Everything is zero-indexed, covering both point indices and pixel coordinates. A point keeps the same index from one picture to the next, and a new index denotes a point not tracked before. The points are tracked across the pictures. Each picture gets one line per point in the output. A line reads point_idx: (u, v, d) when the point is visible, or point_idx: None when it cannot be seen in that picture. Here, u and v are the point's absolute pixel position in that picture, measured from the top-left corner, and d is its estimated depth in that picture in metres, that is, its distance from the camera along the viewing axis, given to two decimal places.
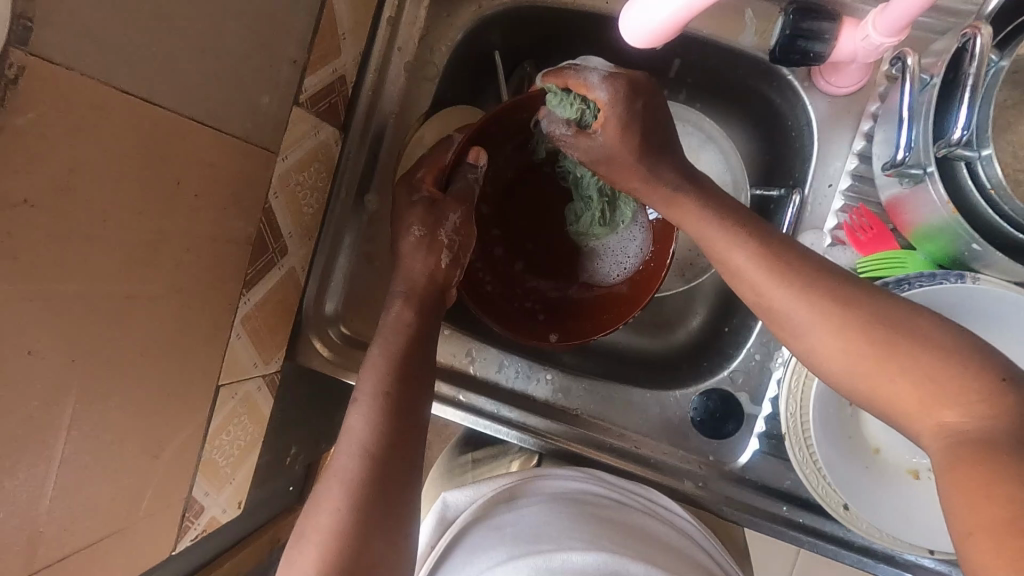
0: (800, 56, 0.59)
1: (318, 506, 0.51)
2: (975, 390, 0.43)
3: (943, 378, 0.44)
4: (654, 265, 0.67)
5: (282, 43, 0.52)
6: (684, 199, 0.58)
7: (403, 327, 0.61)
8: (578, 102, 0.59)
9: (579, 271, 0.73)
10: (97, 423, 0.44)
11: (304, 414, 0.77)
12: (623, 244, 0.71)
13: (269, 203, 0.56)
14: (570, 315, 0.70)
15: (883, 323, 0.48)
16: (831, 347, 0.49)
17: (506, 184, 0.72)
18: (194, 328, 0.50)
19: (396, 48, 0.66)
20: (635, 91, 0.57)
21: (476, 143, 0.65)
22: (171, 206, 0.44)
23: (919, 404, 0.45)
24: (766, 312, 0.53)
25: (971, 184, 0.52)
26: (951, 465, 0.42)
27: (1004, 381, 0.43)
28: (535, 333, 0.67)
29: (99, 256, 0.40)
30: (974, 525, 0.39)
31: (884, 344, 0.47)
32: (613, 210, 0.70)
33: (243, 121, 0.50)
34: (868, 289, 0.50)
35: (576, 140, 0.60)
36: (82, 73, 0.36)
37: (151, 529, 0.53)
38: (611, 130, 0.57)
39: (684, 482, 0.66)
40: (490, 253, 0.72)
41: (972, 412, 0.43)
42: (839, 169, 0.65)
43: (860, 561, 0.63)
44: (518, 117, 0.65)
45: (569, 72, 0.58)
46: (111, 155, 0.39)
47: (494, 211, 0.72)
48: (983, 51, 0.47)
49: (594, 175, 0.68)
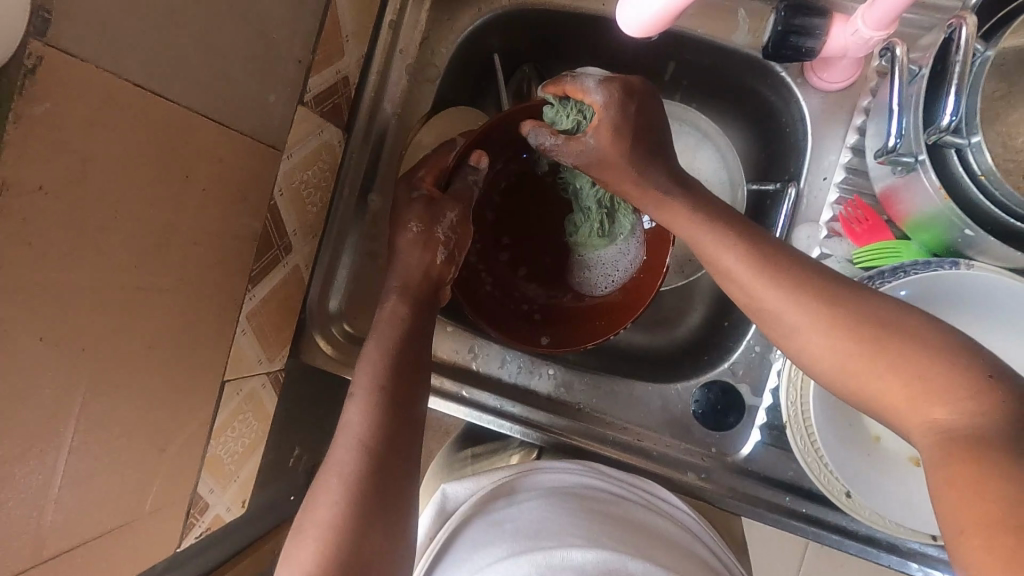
0: (792, 51, 0.61)
1: (317, 498, 0.51)
2: (965, 385, 0.43)
3: (933, 373, 0.44)
4: (646, 278, 0.67)
5: (288, 42, 0.54)
6: (675, 201, 0.58)
7: (397, 319, 0.62)
8: (574, 113, 0.60)
9: (577, 278, 0.73)
10: (106, 413, 0.44)
11: (309, 414, 0.77)
12: (616, 258, 0.71)
13: (275, 200, 0.57)
14: (566, 320, 0.71)
15: (869, 320, 0.48)
16: (823, 347, 0.49)
17: (509, 189, 0.73)
18: (202, 321, 0.51)
19: (398, 51, 0.68)
20: (630, 92, 0.57)
21: (479, 146, 0.66)
22: (180, 198, 0.45)
23: (910, 403, 0.45)
24: (759, 313, 0.53)
25: (962, 170, 0.53)
26: (944, 463, 0.42)
27: (990, 377, 0.43)
28: (526, 336, 0.68)
29: (110, 246, 0.41)
30: (968, 524, 0.40)
31: (874, 340, 0.47)
32: (612, 221, 0.70)
33: (250, 118, 0.51)
34: (854, 287, 0.51)
35: (568, 147, 0.59)
36: (97, 65, 0.37)
37: (158, 524, 0.54)
38: (603, 133, 0.57)
39: (687, 474, 0.67)
40: (497, 255, 0.73)
41: (963, 409, 0.43)
42: (833, 163, 0.66)
43: (864, 550, 0.63)
44: (523, 122, 0.66)
45: (567, 79, 0.59)
46: (122, 147, 0.40)
47: (499, 217, 0.73)
48: (968, 41, 0.49)
49: (593, 186, 0.68)
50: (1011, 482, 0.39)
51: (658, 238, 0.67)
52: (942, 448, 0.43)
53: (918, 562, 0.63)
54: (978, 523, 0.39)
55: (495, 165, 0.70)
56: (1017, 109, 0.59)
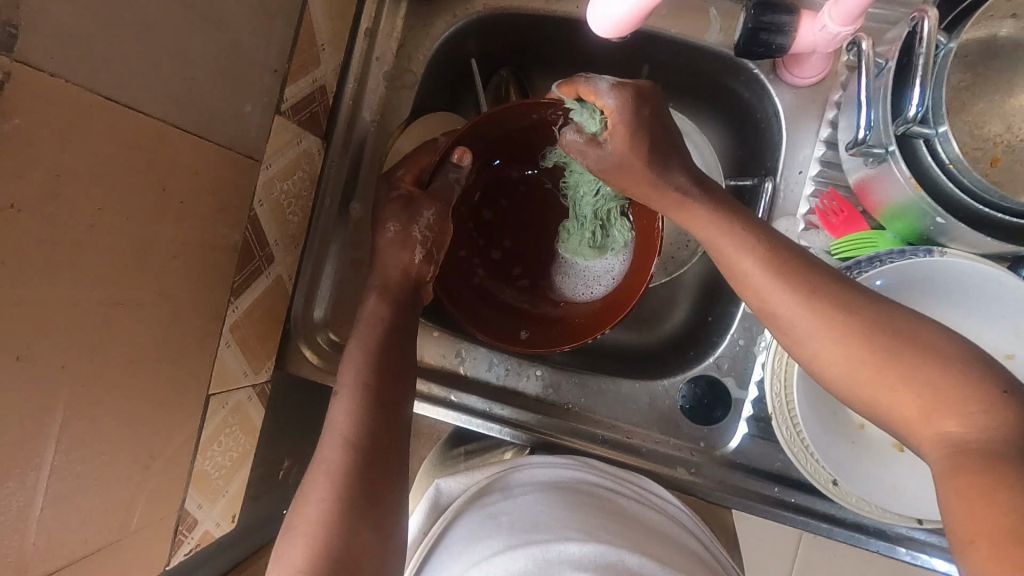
0: (763, 48, 0.61)
1: (306, 494, 0.51)
2: (977, 401, 0.44)
3: (942, 385, 0.46)
4: (625, 288, 0.66)
5: (261, 51, 0.53)
6: (694, 202, 0.57)
7: (378, 319, 0.62)
8: (597, 115, 0.58)
9: (560, 282, 0.72)
10: (88, 431, 0.43)
11: (297, 425, 0.77)
12: (598, 271, 0.70)
13: (255, 211, 0.57)
14: (551, 324, 0.70)
15: (880, 327, 0.49)
16: (831, 350, 0.50)
17: (500, 191, 0.73)
18: (183, 335, 0.51)
19: (374, 58, 0.69)
20: (641, 98, 0.56)
21: (461, 144, 0.65)
22: (158, 212, 0.45)
23: (919, 414, 0.46)
24: (771, 319, 0.53)
25: (931, 160, 0.54)
26: (952, 473, 0.44)
27: (1004, 394, 0.44)
28: (508, 331, 0.68)
29: (87, 261, 0.40)
30: (976, 532, 0.41)
31: (887, 351, 0.48)
32: (605, 233, 0.69)
33: (226, 129, 0.51)
34: (845, 286, 0.52)
35: (586, 149, 0.58)
36: (67, 80, 0.37)
37: (146, 541, 0.53)
38: (620, 139, 0.56)
39: (677, 469, 0.67)
40: (490, 253, 0.74)
41: (972, 423, 0.44)
42: (808, 157, 0.67)
43: (853, 537, 0.64)
44: (512, 119, 0.65)
45: (580, 79, 0.57)
46: (95, 162, 0.39)
47: (497, 218, 0.74)
48: (930, 34, 0.50)
49: (594, 194, 0.67)
50: (1009, 486, 0.41)
51: (647, 226, 0.65)
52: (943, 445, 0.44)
53: (906, 546, 0.64)
54: (982, 531, 0.40)
55: (480, 167, 0.70)
56: (981, 99, 0.61)
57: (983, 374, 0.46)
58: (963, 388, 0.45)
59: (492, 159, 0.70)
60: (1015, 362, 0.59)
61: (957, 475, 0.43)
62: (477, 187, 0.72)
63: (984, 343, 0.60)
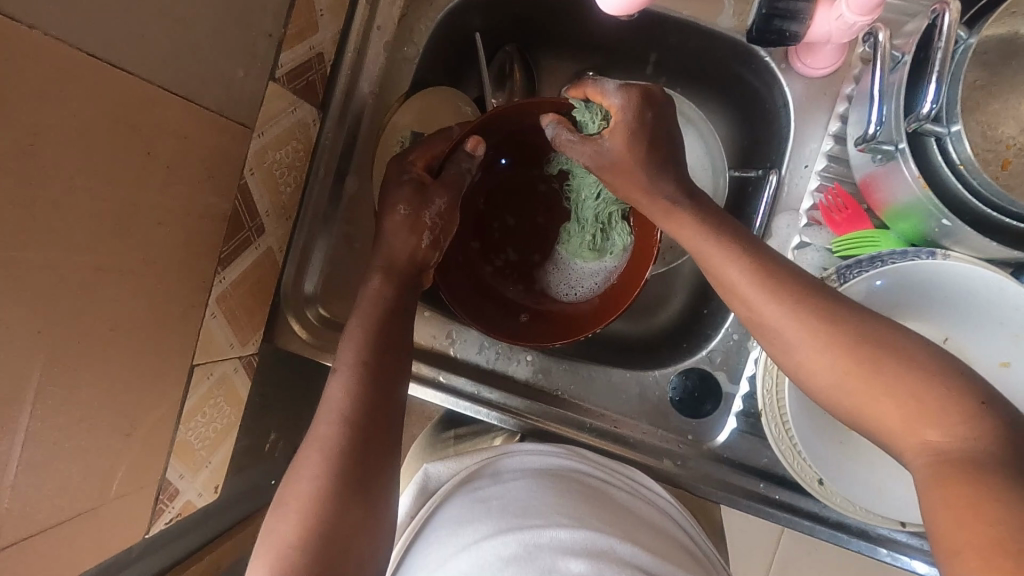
0: (776, 36, 0.58)
1: (297, 472, 0.51)
2: (958, 411, 0.44)
3: (928, 399, 0.45)
4: (624, 283, 0.64)
5: (257, 15, 0.51)
6: (682, 211, 0.56)
7: (379, 301, 0.60)
8: (600, 118, 0.58)
9: (554, 280, 0.71)
10: (64, 398, 0.43)
11: (285, 400, 0.76)
12: (595, 273, 0.69)
13: (245, 180, 0.55)
14: (553, 320, 0.67)
15: (872, 339, 0.48)
16: (818, 360, 0.49)
17: (502, 192, 0.71)
18: (168, 305, 0.49)
19: (375, 28, 0.65)
20: (649, 100, 0.55)
21: (477, 133, 0.62)
22: (144, 177, 0.44)
23: (903, 424, 0.46)
24: (762, 329, 0.52)
25: (941, 159, 0.53)
26: (935, 484, 0.43)
27: (982, 405, 0.44)
28: (507, 324, 0.66)
29: (67, 225, 0.39)
30: (960, 543, 0.40)
31: (871, 361, 0.47)
32: (604, 237, 0.68)
33: (218, 94, 0.49)
34: (828, 293, 0.51)
35: (582, 144, 0.57)
36: (46, 32, 0.36)
37: (123, 510, 0.53)
38: (620, 139, 0.55)
39: (663, 461, 0.67)
40: (502, 253, 0.72)
41: (954, 432, 0.44)
42: (815, 151, 0.66)
43: (835, 536, 0.64)
44: (524, 121, 0.63)
45: (589, 81, 0.58)
46: (75, 121, 0.38)
47: (519, 222, 0.72)
48: (950, 27, 0.49)
49: (595, 198, 0.67)
50: (998, 499, 0.40)
51: (642, 229, 0.64)
52: (943, 458, 0.44)
53: (888, 547, 0.64)
54: (974, 540, 0.40)
55: (485, 166, 0.68)
56: (996, 99, 0.59)
57: (971, 386, 0.45)
58: (953, 396, 0.45)
59: (498, 158, 0.68)
60: (1011, 369, 0.59)
61: (944, 485, 0.43)
62: (491, 182, 0.70)
63: (981, 348, 0.60)
